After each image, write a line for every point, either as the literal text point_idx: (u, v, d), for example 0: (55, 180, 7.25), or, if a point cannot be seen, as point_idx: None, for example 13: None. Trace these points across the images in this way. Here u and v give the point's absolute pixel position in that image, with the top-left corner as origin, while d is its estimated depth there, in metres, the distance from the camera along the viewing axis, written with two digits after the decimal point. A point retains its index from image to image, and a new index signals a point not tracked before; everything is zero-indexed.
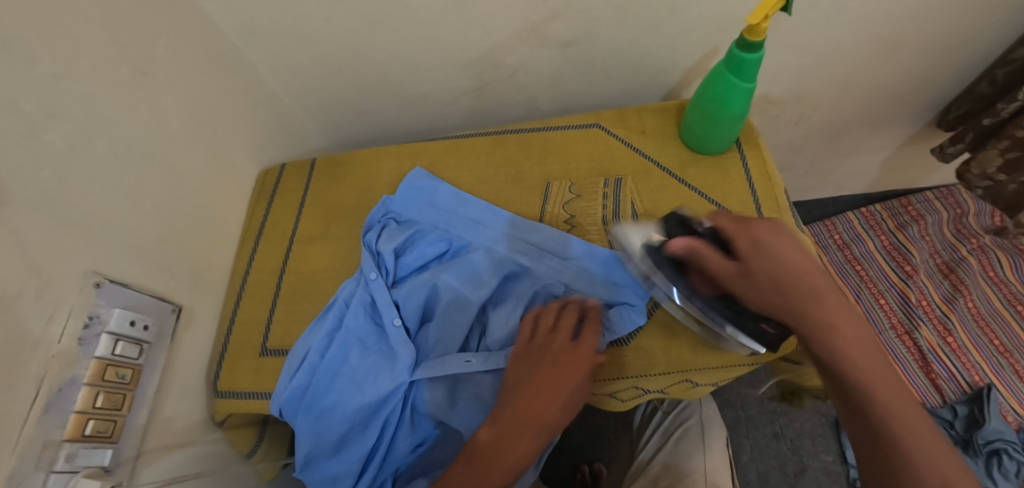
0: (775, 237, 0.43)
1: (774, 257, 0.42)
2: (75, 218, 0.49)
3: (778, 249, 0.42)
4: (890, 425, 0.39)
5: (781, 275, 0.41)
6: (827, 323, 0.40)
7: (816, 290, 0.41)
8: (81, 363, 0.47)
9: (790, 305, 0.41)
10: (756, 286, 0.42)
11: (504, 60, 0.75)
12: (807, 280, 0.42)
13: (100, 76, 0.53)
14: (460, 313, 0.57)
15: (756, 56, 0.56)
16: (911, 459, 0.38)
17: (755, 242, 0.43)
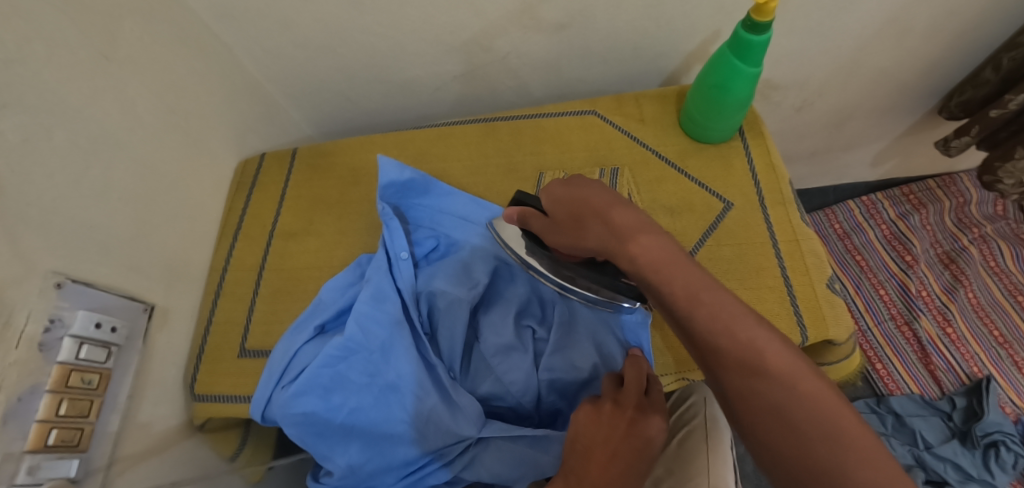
0: (570, 188, 0.48)
1: (576, 200, 0.47)
2: (33, 214, 0.46)
3: (577, 195, 0.47)
4: (771, 386, 0.32)
5: (578, 215, 0.46)
6: (640, 262, 0.40)
7: (634, 255, 0.41)
8: (42, 370, 0.44)
9: (602, 237, 0.44)
10: (573, 226, 0.47)
11: (495, 44, 0.71)
12: (603, 218, 0.44)
13: (57, 59, 0.48)
14: (455, 314, 0.55)
15: (762, 39, 0.52)
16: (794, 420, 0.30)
17: (555, 201, 0.49)
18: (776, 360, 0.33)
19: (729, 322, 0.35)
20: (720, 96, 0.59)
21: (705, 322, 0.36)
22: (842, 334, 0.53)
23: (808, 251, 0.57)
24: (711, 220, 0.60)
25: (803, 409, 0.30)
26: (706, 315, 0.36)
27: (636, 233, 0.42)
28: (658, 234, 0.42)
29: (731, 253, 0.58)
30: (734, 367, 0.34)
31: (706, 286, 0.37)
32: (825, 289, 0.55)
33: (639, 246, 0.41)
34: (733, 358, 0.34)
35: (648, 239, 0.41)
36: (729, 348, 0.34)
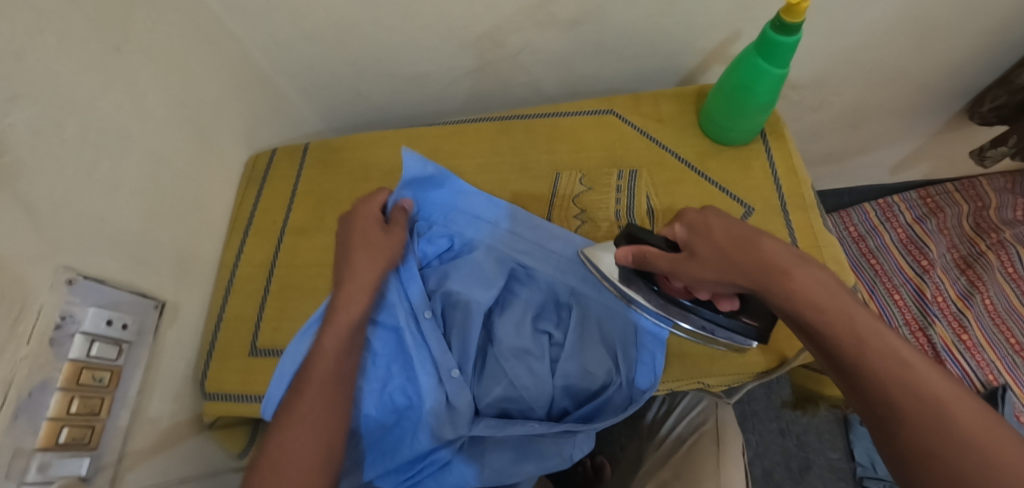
0: (707, 216, 0.44)
1: (715, 228, 0.42)
2: (42, 209, 0.45)
3: (721, 225, 0.43)
4: (891, 376, 0.35)
5: (728, 245, 0.41)
6: (776, 272, 0.39)
7: (793, 292, 0.38)
8: (52, 365, 0.44)
9: (753, 265, 0.40)
10: (719, 254, 0.41)
11: (509, 39, 0.69)
12: (761, 251, 0.40)
13: (67, 52, 0.47)
14: (467, 316, 0.55)
15: (790, 40, 0.51)
16: (934, 414, 0.33)
17: (692, 229, 0.44)
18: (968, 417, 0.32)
19: (912, 372, 0.34)
20: (743, 97, 0.58)
21: (877, 371, 0.35)
22: None
23: (830, 258, 0.56)
24: None
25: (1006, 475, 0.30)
26: (878, 365, 0.35)
27: (798, 267, 0.39)
28: (812, 271, 0.39)
29: None
30: (920, 426, 0.33)
31: (874, 331, 0.36)
32: None
33: (798, 281, 0.38)
34: (913, 415, 0.33)
35: (803, 274, 0.39)
36: (911, 405, 0.34)
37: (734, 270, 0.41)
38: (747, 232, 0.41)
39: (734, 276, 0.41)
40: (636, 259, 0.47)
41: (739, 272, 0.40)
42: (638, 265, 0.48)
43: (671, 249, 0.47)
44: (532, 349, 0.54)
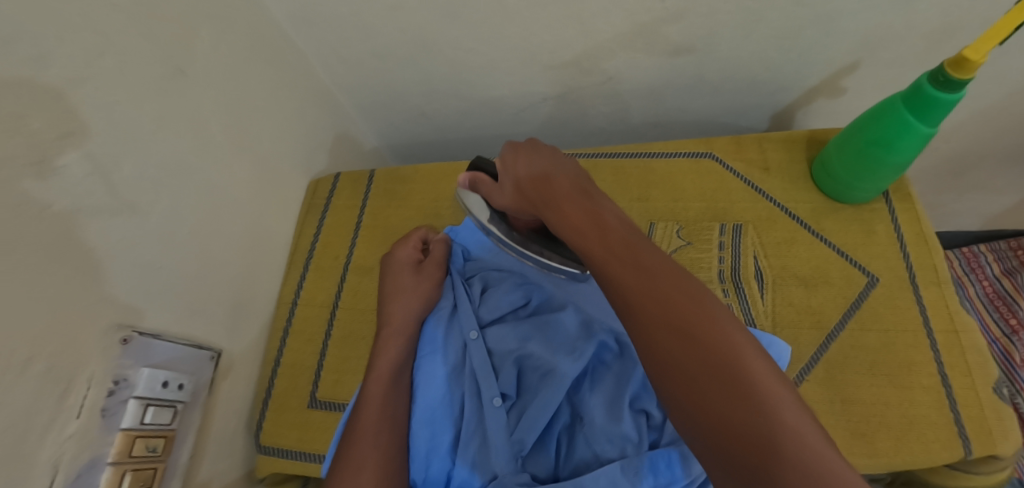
0: (518, 151, 0.46)
1: (518, 162, 0.46)
2: (98, 260, 0.40)
3: (524, 162, 0.45)
4: (631, 277, 0.32)
5: (525, 182, 0.44)
6: (550, 202, 0.41)
7: (563, 219, 0.39)
8: (104, 438, 0.39)
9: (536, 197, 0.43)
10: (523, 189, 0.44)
11: (599, 66, 0.62)
12: (547, 184, 0.42)
13: (128, 78, 0.43)
14: (551, 384, 0.46)
15: (953, 98, 0.44)
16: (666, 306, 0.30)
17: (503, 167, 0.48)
18: (679, 301, 0.30)
19: (644, 263, 0.32)
20: (877, 154, 0.49)
21: (613, 272, 0.33)
22: (1010, 451, 0.44)
23: (970, 346, 0.48)
24: (851, 298, 0.52)
25: (710, 359, 0.27)
26: (618, 270, 0.33)
27: (574, 199, 0.40)
28: (597, 201, 0.40)
29: (876, 341, 0.49)
30: (647, 312, 0.30)
31: (622, 243, 0.34)
32: (991, 397, 0.45)
33: (564, 213, 0.39)
34: (641, 299, 0.31)
35: (572, 207, 0.39)
36: (641, 293, 0.31)
37: (526, 201, 0.45)
38: (540, 170, 0.44)
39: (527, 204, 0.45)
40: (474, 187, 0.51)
41: (528, 202, 0.44)
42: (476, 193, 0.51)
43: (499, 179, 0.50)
44: (630, 436, 0.44)
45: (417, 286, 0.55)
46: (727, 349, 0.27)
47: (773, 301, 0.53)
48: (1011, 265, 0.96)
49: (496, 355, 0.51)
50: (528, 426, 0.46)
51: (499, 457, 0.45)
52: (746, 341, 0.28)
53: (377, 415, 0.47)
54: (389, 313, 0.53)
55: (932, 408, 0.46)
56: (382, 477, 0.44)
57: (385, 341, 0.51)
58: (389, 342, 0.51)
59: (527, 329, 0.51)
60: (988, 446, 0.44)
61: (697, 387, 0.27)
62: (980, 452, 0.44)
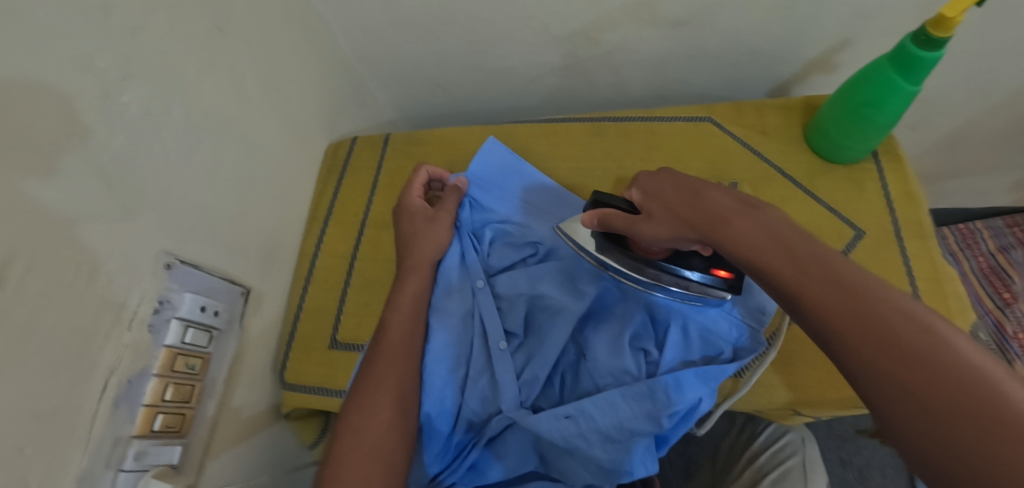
0: (658, 177, 0.44)
1: (662, 194, 0.43)
2: (150, 194, 0.44)
3: (675, 193, 0.42)
4: (842, 298, 0.31)
5: (678, 203, 0.42)
6: (718, 216, 0.39)
7: (730, 240, 0.37)
8: (151, 352, 0.43)
9: (693, 221, 0.40)
10: (680, 213, 0.41)
11: (605, 37, 0.66)
12: (706, 205, 0.40)
13: (176, 31, 0.47)
14: (558, 322, 0.52)
15: (934, 56, 0.47)
16: (887, 327, 0.29)
17: (642, 193, 0.44)
18: (911, 333, 0.28)
19: (832, 270, 0.33)
20: (866, 114, 0.52)
21: (815, 295, 0.33)
22: None
23: (951, 293, 0.51)
24: (840, 249, 0.55)
25: (954, 386, 0.26)
26: (817, 295, 0.32)
27: (744, 215, 0.38)
28: (769, 215, 0.38)
29: None
30: (858, 339, 0.30)
31: (817, 261, 0.34)
32: (969, 339, 0.49)
33: (735, 231, 0.38)
34: (854, 328, 0.30)
35: (744, 222, 0.38)
36: (851, 324, 0.30)
37: (682, 225, 0.40)
38: (699, 193, 0.41)
39: (682, 229, 0.40)
40: (603, 225, 0.46)
41: (689, 229, 0.40)
42: (603, 229, 0.47)
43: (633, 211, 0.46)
44: (630, 370, 0.48)
45: (428, 229, 0.58)
46: (972, 368, 0.26)
47: None
48: (1005, 241, 0.98)
49: (506, 298, 0.56)
50: (539, 364, 0.51)
51: (507, 391, 0.51)
52: (985, 361, 0.27)
53: (399, 345, 0.52)
54: (407, 250, 0.58)
55: None
56: (400, 405, 0.49)
57: (404, 276, 0.56)
58: (408, 280, 0.56)
59: (536, 273, 0.56)
60: None
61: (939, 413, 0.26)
62: None
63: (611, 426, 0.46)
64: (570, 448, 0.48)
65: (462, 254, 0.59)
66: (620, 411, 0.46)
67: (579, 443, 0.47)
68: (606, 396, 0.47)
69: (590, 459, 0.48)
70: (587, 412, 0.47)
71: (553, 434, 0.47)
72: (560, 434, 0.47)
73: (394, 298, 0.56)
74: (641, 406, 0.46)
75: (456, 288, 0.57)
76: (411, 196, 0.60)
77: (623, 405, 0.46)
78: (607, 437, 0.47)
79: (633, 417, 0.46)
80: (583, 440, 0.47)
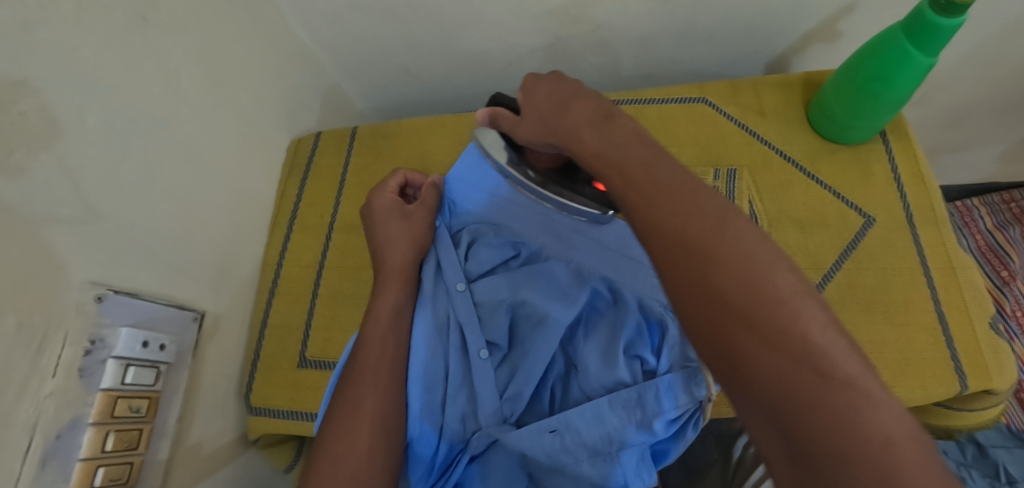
0: (536, 81, 0.37)
1: (532, 101, 0.37)
2: (66, 216, 0.38)
3: (545, 102, 0.35)
4: (675, 215, 0.24)
5: (546, 114, 0.35)
6: (568, 129, 0.33)
7: (580, 152, 0.31)
8: (84, 398, 0.38)
9: (553, 132, 0.34)
10: (541, 121, 0.36)
11: (588, 13, 0.60)
12: (567, 117, 0.33)
13: (88, 22, 0.40)
14: (540, 330, 0.48)
15: (954, 22, 0.42)
16: (711, 257, 0.23)
17: (526, 97, 0.37)
18: (729, 258, 0.22)
19: (671, 184, 0.26)
20: (876, 90, 0.48)
21: (642, 212, 0.26)
22: (1004, 385, 0.44)
23: (967, 283, 0.47)
24: (848, 239, 0.51)
25: (773, 321, 0.20)
26: (646, 212, 0.26)
27: (597, 128, 0.31)
28: (630, 125, 0.30)
29: (873, 281, 0.49)
30: (683, 269, 0.23)
31: (650, 171, 0.27)
32: (987, 333, 0.45)
33: (583, 144, 0.31)
34: (673, 254, 0.24)
35: (597, 135, 0.31)
36: (676, 255, 0.24)
37: (545, 135, 0.36)
38: (573, 95, 0.34)
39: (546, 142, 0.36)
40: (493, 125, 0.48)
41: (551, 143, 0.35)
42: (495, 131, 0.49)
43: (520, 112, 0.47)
44: (623, 379, 0.44)
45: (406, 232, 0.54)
46: (800, 316, 0.20)
47: None
48: (1004, 218, 0.95)
49: (486, 306, 0.51)
50: (523, 378, 0.47)
51: (487, 406, 0.47)
52: (810, 302, 0.21)
53: (375, 360, 0.49)
54: (384, 260, 0.53)
55: (928, 346, 0.46)
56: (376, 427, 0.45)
57: (382, 287, 0.52)
58: (388, 289, 0.52)
59: (518, 278, 0.51)
60: (983, 380, 0.44)
61: (755, 352, 0.20)
62: (975, 385, 0.44)
63: (600, 440, 0.43)
64: (557, 466, 0.44)
65: (439, 259, 0.54)
66: (608, 422, 0.43)
67: (565, 460, 0.44)
68: (593, 406, 0.44)
69: (580, 477, 0.44)
70: (573, 425, 0.44)
71: (537, 453, 0.44)
72: (544, 451, 0.44)
73: (374, 308, 0.52)
74: (630, 414, 0.43)
75: (433, 296, 0.53)
76: (380, 195, 0.56)
77: (611, 416, 0.43)
78: (595, 450, 0.43)
79: (620, 426, 0.43)
80: (569, 456, 0.44)
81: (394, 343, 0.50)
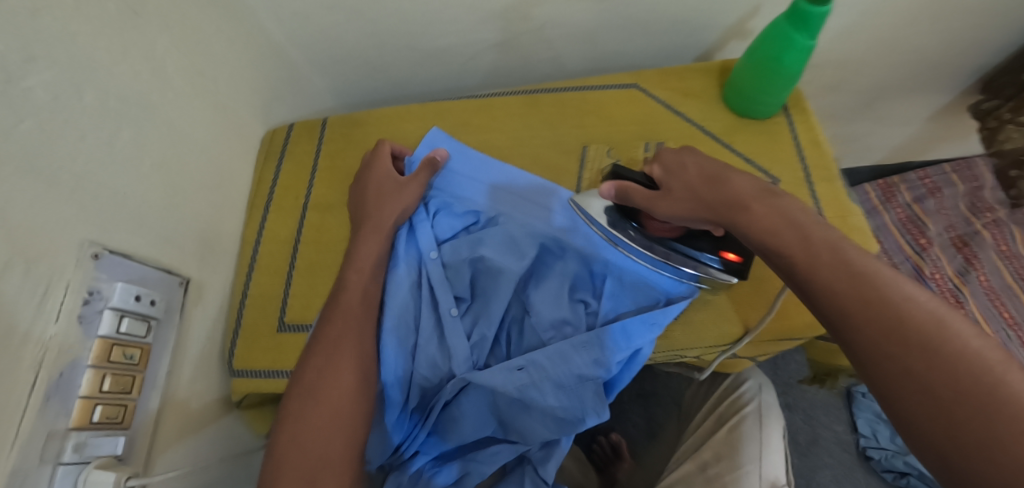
0: (680, 157, 0.48)
1: (672, 172, 0.48)
2: (66, 181, 0.43)
3: (693, 165, 0.47)
4: (868, 280, 0.36)
5: (699, 186, 0.46)
6: (736, 203, 0.44)
7: (750, 224, 0.43)
8: (84, 343, 0.42)
9: (704, 200, 0.45)
10: (696, 191, 0.46)
11: (533, 12, 0.68)
12: (728, 190, 0.45)
13: (85, 14, 0.45)
14: (501, 284, 0.55)
15: (822, 11, 0.50)
16: (907, 307, 0.33)
17: (666, 172, 0.48)
18: (897, 314, 0.33)
19: (850, 261, 0.37)
20: (773, 68, 0.56)
21: (827, 278, 0.37)
22: None
23: (855, 228, 0.56)
24: None
25: (921, 356, 0.31)
26: (830, 280, 0.37)
27: (762, 201, 0.43)
28: (787, 199, 0.43)
29: None
30: (864, 322, 0.34)
31: (828, 247, 0.39)
32: None
33: (755, 215, 0.43)
34: (858, 309, 0.35)
35: (762, 207, 0.43)
36: (861, 308, 0.35)
37: (699, 203, 0.46)
38: (720, 171, 0.46)
39: (694, 209, 0.46)
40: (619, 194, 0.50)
41: (708, 211, 0.45)
42: (620, 200, 0.51)
43: (648, 184, 0.51)
44: (570, 318, 0.54)
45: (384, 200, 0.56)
46: (957, 344, 0.31)
47: None
48: (920, 193, 1.06)
49: (451, 267, 0.57)
50: (486, 324, 0.55)
51: (461, 355, 0.54)
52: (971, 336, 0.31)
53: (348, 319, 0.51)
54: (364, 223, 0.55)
55: None
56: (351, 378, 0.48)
57: (364, 245, 0.54)
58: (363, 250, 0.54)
59: (477, 239, 0.57)
60: None
61: (913, 380, 0.31)
62: None
63: (563, 374, 0.52)
64: (526, 399, 0.52)
65: (410, 227, 0.59)
66: (570, 360, 0.51)
67: (532, 393, 0.52)
68: (556, 347, 0.52)
69: (545, 409, 0.52)
70: (538, 363, 0.52)
71: (508, 389, 0.52)
72: (514, 386, 0.52)
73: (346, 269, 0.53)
74: (589, 353, 0.51)
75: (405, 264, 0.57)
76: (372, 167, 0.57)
77: (572, 354, 0.51)
78: (558, 383, 0.52)
79: (581, 363, 0.51)
80: (536, 389, 0.52)
81: (365, 301, 0.52)
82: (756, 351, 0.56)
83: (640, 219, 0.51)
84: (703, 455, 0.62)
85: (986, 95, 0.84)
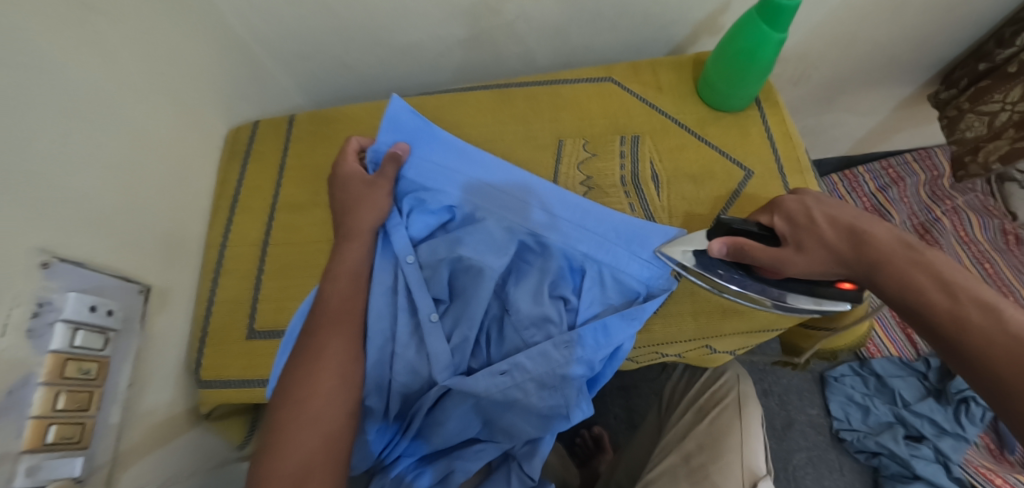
0: (806, 207, 0.46)
1: (825, 222, 0.45)
2: (13, 185, 0.40)
3: (823, 220, 0.45)
4: (969, 326, 0.37)
5: (835, 240, 0.44)
6: (874, 258, 0.43)
7: (889, 280, 0.42)
8: (34, 359, 0.39)
9: (859, 258, 0.43)
10: (832, 248, 0.44)
11: (506, 7, 0.67)
12: (868, 243, 0.43)
13: (32, 6, 0.42)
14: (479, 284, 0.54)
15: (791, 3, 0.51)
16: (1012, 350, 0.35)
17: (792, 224, 0.46)
18: (1008, 359, 0.34)
19: (974, 305, 0.38)
20: (744, 62, 0.57)
21: (947, 325, 0.38)
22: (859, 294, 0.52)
23: None
24: (731, 188, 0.60)
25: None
26: (951, 328, 0.38)
27: (900, 257, 0.42)
28: (928, 248, 0.42)
29: None
30: (985, 369, 0.36)
31: (949, 293, 0.39)
32: None
33: (897, 269, 0.42)
34: (974, 357, 0.36)
35: (907, 261, 0.41)
36: (978, 358, 0.36)
37: (834, 259, 0.44)
38: (850, 225, 0.44)
39: (832, 265, 0.44)
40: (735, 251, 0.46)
41: (845, 266, 0.44)
42: (735, 257, 0.46)
43: (767, 235, 0.47)
44: (551, 316, 0.53)
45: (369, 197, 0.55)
46: None
47: (668, 196, 0.60)
48: (884, 182, 1.10)
49: (428, 267, 0.56)
50: (467, 326, 0.54)
51: (441, 358, 0.52)
52: None
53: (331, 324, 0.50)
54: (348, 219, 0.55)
55: None
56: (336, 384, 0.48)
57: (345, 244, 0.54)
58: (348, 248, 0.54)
59: (454, 238, 0.56)
60: None
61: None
62: None
63: (545, 374, 0.51)
64: (509, 400, 0.52)
65: (386, 227, 0.56)
66: (553, 360, 0.51)
67: (515, 394, 0.52)
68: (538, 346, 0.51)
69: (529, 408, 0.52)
70: (521, 365, 0.51)
71: (490, 391, 0.51)
72: (497, 388, 0.51)
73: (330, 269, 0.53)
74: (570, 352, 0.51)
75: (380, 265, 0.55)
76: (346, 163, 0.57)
77: (554, 352, 0.51)
78: (541, 383, 0.51)
79: (563, 362, 0.51)
80: (519, 390, 0.51)
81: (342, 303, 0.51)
82: (735, 343, 0.56)
83: (753, 269, 0.47)
84: (686, 446, 0.63)
85: (945, 86, 0.87)
